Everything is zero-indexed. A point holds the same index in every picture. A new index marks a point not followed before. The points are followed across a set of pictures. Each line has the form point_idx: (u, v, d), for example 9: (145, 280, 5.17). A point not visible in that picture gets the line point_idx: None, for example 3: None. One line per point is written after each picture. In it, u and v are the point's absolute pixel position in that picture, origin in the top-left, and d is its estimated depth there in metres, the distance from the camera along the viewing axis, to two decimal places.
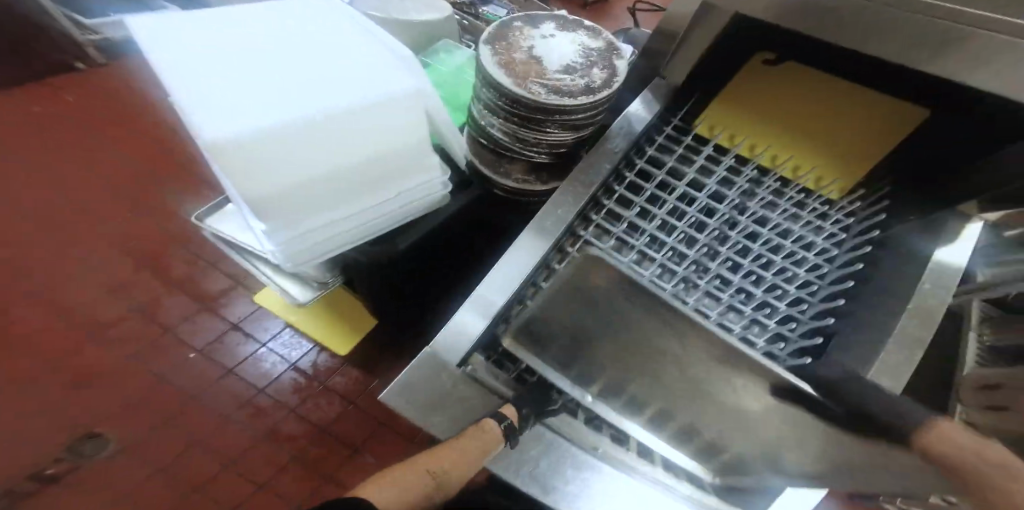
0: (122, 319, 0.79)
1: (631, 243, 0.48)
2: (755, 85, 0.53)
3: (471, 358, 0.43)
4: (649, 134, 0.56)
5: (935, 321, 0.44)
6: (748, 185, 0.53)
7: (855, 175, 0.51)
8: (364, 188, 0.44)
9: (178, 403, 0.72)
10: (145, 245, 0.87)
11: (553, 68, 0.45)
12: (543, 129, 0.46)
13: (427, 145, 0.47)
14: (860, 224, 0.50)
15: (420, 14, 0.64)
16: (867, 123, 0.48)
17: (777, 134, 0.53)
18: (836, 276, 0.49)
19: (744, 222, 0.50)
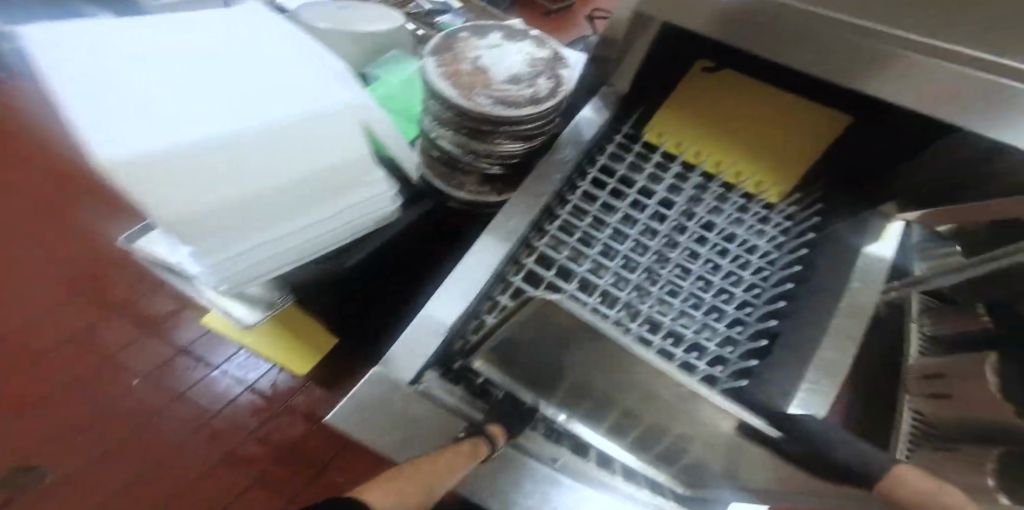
0: (62, 346, 0.77)
1: (585, 253, 0.48)
2: (698, 95, 0.56)
3: (423, 376, 0.41)
4: (601, 143, 0.58)
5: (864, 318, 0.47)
6: (695, 192, 0.55)
7: (792, 179, 0.55)
8: (308, 203, 0.43)
9: (127, 430, 0.73)
10: (85, 268, 0.84)
11: (499, 79, 0.46)
12: (494, 141, 0.48)
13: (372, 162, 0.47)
14: (798, 227, 0.54)
15: (369, 24, 0.65)
16: (807, 132, 0.53)
17: (720, 142, 0.57)
18: (778, 277, 0.51)
19: (692, 228, 0.52)
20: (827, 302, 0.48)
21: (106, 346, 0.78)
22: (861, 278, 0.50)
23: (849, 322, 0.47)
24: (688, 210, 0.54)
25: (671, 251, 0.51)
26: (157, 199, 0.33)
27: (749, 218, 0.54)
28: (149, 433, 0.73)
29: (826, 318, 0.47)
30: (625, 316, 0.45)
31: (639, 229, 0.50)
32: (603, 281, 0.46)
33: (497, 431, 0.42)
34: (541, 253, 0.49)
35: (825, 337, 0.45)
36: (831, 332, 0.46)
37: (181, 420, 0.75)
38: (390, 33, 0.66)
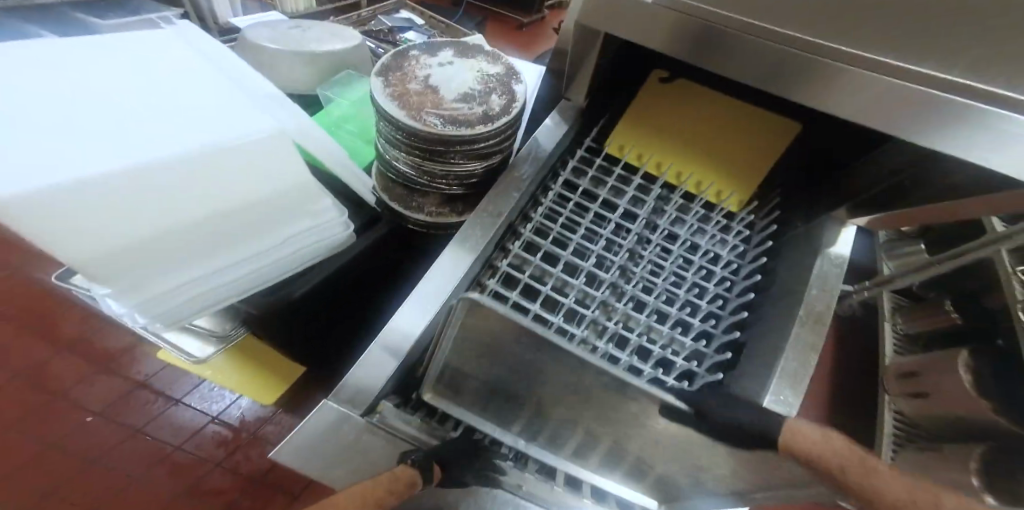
0: (10, 387, 0.74)
1: (549, 272, 0.47)
2: (659, 108, 0.57)
3: (378, 407, 0.40)
4: (562, 157, 0.57)
5: (825, 325, 0.47)
6: (658, 203, 0.55)
7: (752, 188, 0.55)
8: (244, 233, 0.42)
9: (81, 469, 0.70)
10: (34, 304, 0.81)
11: (450, 97, 0.45)
12: (449, 161, 0.47)
13: (314, 188, 0.47)
14: (758, 235, 0.54)
15: (321, 44, 0.65)
16: (765, 140, 0.55)
17: (682, 152, 0.56)
18: (742, 287, 0.51)
19: (655, 240, 0.51)
20: (789, 309, 0.48)
21: (56, 385, 0.75)
22: (822, 284, 0.49)
23: (811, 330, 0.46)
24: (651, 222, 0.53)
25: (635, 266, 0.50)
26: (68, 245, 0.32)
27: (712, 227, 0.53)
28: (108, 471, 0.71)
29: (788, 327, 0.47)
30: (591, 335, 0.44)
31: (602, 244, 0.49)
32: (566, 299, 0.45)
33: (438, 471, 0.38)
34: (505, 273, 0.48)
35: (788, 346, 0.45)
36: (793, 341, 0.45)
37: (142, 457, 0.72)
38: (346, 52, 0.66)
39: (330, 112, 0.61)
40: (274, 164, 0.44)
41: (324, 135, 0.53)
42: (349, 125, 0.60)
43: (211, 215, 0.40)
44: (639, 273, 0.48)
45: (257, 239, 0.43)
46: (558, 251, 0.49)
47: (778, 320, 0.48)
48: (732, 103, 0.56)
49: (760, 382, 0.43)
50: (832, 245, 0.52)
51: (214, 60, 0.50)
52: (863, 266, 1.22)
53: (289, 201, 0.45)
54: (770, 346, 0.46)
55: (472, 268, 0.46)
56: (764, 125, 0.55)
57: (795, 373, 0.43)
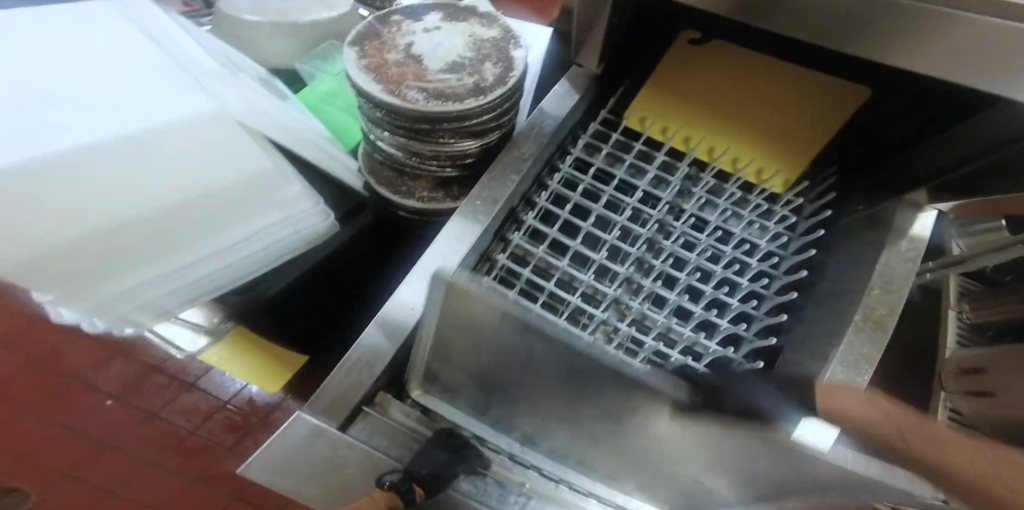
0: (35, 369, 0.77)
1: (553, 266, 0.41)
2: (687, 73, 0.49)
3: (377, 395, 0.39)
4: (573, 132, 0.50)
5: None
6: (684, 184, 0.47)
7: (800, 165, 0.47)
8: (217, 224, 0.42)
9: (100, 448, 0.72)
10: None
11: (435, 68, 0.39)
12: (438, 140, 0.41)
13: (274, 176, 0.45)
14: (806, 221, 0.45)
15: (307, 14, 0.60)
16: (817, 107, 0.46)
17: (718, 126, 0.48)
18: (782, 284, 0.44)
19: (678, 227, 0.43)
20: (841, 312, 0.41)
21: (76, 367, 0.77)
22: (886, 281, 0.40)
23: (867, 339, 0.37)
24: (676, 206, 0.45)
25: (655, 258, 0.43)
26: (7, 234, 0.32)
27: (749, 212, 0.45)
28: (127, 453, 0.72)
29: (838, 333, 0.37)
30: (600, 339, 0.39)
31: (616, 232, 0.42)
32: (571, 300, 0.39)
33: (419, 489, 0.34)
34: (502, 268, 0.42)
35: (835, 359, 0.35)
36: (844, 350, 0.36)
37: (155, 438, 0.73)
38: (332, 22, 0.61)
39: (313, 89, 0.59)
40: (224, 144, 0.42)
41: (297, 118, 0.51)
42: (335, 102, 0.58)
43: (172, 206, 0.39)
44: (658, 266, 0.41)
45: (223, 235, 0.42)
46: (564, 240, 0.42)
47: (827, 322, 0.41)
48: (777, 65, 0.47)
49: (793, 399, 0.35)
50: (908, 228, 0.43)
51: (158, 39, 0.48)
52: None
53: (250, 187, 0.43)
54: (817, 353, 0.38)
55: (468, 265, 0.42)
56: (810, 87, 0.46)
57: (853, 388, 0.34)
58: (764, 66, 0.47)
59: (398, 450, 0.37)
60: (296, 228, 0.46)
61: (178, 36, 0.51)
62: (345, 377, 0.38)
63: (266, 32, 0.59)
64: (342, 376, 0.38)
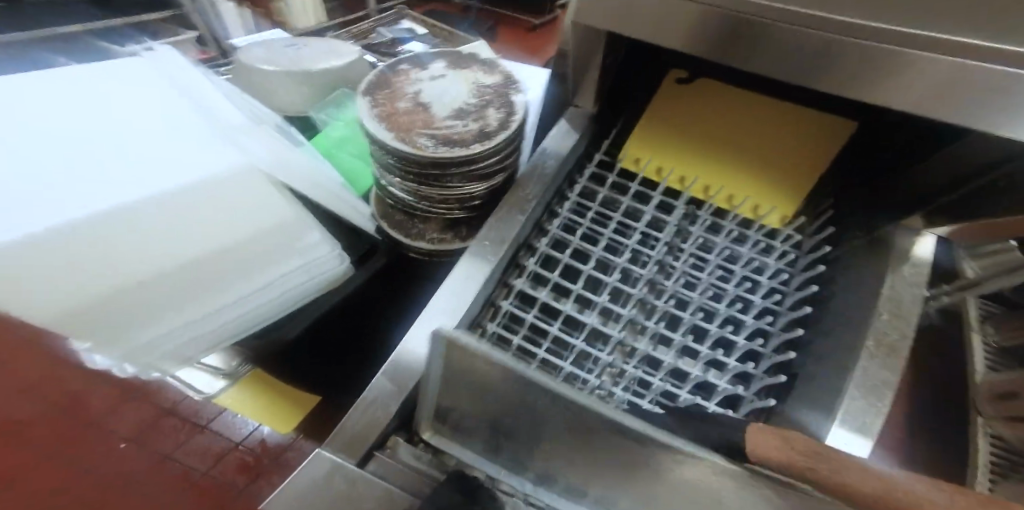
0: None
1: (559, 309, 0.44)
2: (672, 115, 0.53)
3: (389, 439, 0.40)
4: (572, 175, 0.53)
5: (899, 359, 0.40)
6: (679, 225, 0.51)
7: (799, 193, 0.49)
8: (246, 270, 0.46)
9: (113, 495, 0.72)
10: None
11: (442, 115, 0.42)
12: (446, 183, 0.43)
13: (296, 223, 0.50)
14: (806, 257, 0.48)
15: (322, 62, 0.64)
16: (806, 136, 0.49)
17: (710, 164, 0.51)
18: (786, 320, 0.46)
19: (676, 268, 0.47)
20: (852, 339, 0.42)
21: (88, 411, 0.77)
22: (893, 308, 0.43)
23: (882, 364, 0.40)
24: (674, 246, 0.49)
25: (656, 298, 0.46)
26: (64, 282, 0.39)
27: (747, 250, 0.49)
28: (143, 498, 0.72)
29: (852, 361, 0.41)
30: (607, 380, 0.41)
31: (617, 275, 0.45)
32: (577, 341, 0.42)
33: None
34: (508, 311, 0.45)
35: (853, 384, 0.39)
36: (860, 377, 0.39)
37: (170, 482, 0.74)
38: (343, 68, 0.65)
39: (327, 135, 0.62)
40: (247, 196, 0.49)
41: (309, 168, 0.53)
42: (347, 147, 0.61)
43: (199, 255, 0.44)
44: (661, 307, 0.44)
45: (258, 276, 0.46)
46: (567, 284, 0.46)
47: (838, 349, 0.43)
48: (765, 102, 0.50)
49: (814, 429, 0.38)
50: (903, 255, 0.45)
51: (192, 97, 0.55)
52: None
53: (273, 239, 0.48)
54: (835, 382, 0.40)
55: (479, 304, 0.44)
56: (804, 120, 0.49)
57: (875, 410, 0.38)
58: (761, 100, 0.50)
59: (411, 489, 0.37)
60: (312, 274, 0.49)
61: (207, 89, 0.57)
62: (361, 417, 0.40)
63: (280, 80, 0.63)
64: (360, 414, 0.40)
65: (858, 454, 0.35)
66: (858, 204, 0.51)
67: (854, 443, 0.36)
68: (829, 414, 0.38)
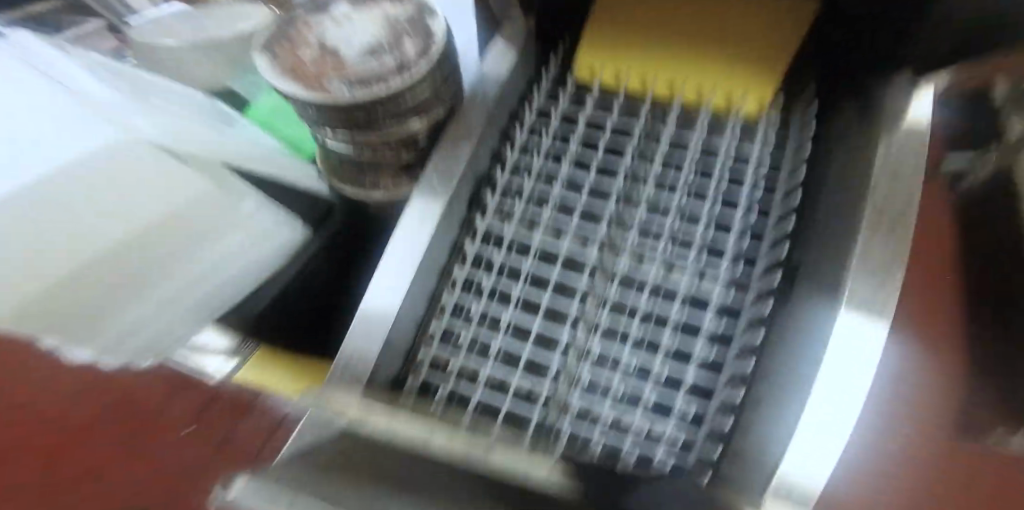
0: None
1: (530, 242, 0.44)
2: (618, 22, 0.51)
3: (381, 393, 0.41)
4: (523, 98, 0.51)
5: (905, 229, 0.38)
6: (647, 129, 0.49)
7: (765, 83, 0.47)
8: (200, 237, 0.41)
9: None
10: None
11: (353, 57, 0.39)
12: (378, 126, 0.41)
13: (237, 185, 0.43)
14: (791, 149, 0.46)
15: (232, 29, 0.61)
16: (776, 22, 0.47)
17: (668, 65, 0.49)
18: (780, 213, 0.45)
19: (650, 176, 0.46)
20: (851, 216, 0.39)
21: None
22: (893, 176, 0.39)
23: (884, 239, 0.37)
24: (645, 152, 0.47)
25: (632, 212, 0.45)
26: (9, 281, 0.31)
27: (725, 146, 0.47)
28: None
29: (852, 239, 0.38)
30: (591, 305, 0.42)
31: (587, 195, 0.45)
32: (552, 273, 0.43)
33: None
34: (477, 254, 0.45)
35: (854, 266, 0.37)
36: (861, 259, 0.37)
37: None
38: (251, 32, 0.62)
39: (258, 108, 0.59)
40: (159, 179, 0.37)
41: (248, 139, 0.47)
42: (282, 115, 0.58)
43: (142, 231, 0.37)
44: (635, 221, 0.44)
45: (218, 242, 0.42)
46: (534, 213, 0.45)
47: (834, 233, 0.40)
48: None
49: (816, 325, 0.37)
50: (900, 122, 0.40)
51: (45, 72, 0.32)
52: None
53: (220, 204, 0.41)
54: (836, 267, 0.38)
55: (442, 248, 0.44)
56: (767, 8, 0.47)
57: (883, 291, 0.36)
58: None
59: None
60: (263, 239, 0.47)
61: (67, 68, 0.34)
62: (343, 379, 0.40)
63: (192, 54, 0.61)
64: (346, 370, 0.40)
65: (861, 339, 0.35)
66: (834, 81, 0.49)
67: (860, 326, 0.35)
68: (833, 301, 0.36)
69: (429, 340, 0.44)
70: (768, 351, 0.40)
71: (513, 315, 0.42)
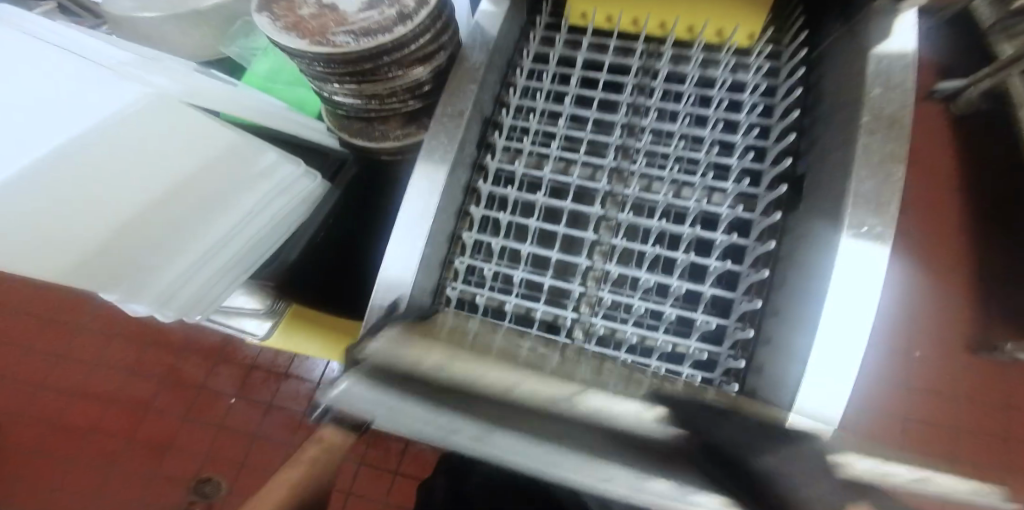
0: (148, 410, 0.92)
1: (541, 177, 0.46)
2: None
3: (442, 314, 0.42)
4: (520, 44, 0.53)
5: (901, 124, 0.39)
6: (644, 62, 0.50)
7: (752, 15, 0.48)
8: (223, 198, 0.44)
9: (245, 440, 0.89)
10: (127, 352, 0.95)
11: (353, 10, 0.41)
12: (384, 76, 0.43)
13: (251, 150, 0.46)
14: (784, 68, 0.48)
15: None
16: None
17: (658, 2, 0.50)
18: (780, 129, 0.46)
19: (651, 105, 0.47)
20: (849, 120, 0.40)
21: (186, 397, 0.92)
22: (883, 80, 0.40)
23: (885, 137, 0.39)
24: (643, 86, 0.49)
25: (636, 141, 0.47)
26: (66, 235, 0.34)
27: (722, 71, 0.48)
28: (270, 436, 0.89)
29: (853, 140, 0.40)
30: (605, 230, 0.45)
31: (592, 129, 0.47)
32: (565, 202, 0.45)
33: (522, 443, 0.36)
34: (491, 194, 0.47)
35: (858, 165, 0.38)
36: (863, 156, 0.39)
37: (282, 424, 0.89)
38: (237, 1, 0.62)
39: (257, 72, 0.61)
40: (179, 131, 0.40)
41: (259, 98, 0.51)
42: (284, 77, 0.60)
43: (180, 181, 0.41)
44: (640, 148, 0.46)
45: (239, 202, 0.46)
46: (543, 150, 0.47)
47: (832, 142, 0.41)
48: None
49: (823, 225, 0.39)
50: (884, 36, 0.42)
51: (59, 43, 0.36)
52: (921, 60, 1.01)
53: (238, 163, 0.45)
54: (838, 168, 0.40)
55: (458, 190, 0.46)
56: None
57: (888, 184, 0.38)
58: None
59: None
60: (288, 193, 0.49)
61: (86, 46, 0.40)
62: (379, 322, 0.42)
63: (176, 26, 0.61)
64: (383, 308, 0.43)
65: (870, 259, 0.37)
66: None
67: (864, 246, 0.37)
68: (838, 200, 0.38)
69: (454, 279, 0.47)
70: (777, 257, 0.43)
71: (532, 247, 0.44)
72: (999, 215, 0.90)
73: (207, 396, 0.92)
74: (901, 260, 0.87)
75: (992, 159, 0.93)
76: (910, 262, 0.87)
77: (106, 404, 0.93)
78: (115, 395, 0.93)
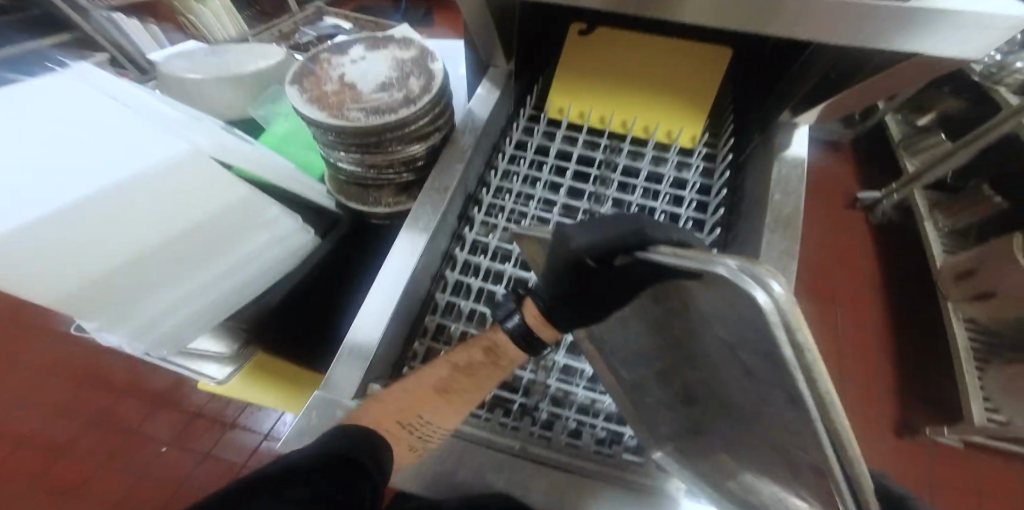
0: (68, 453, 0.86)
1: (512, 250, 0.52)
2: (575, 70, 0.61)
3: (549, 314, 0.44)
4: (505, 130, 0.62)
5: (797, 223, 0.48)
6: (607, 156, 0.59)
7: (694, 123, 0.59)
8: (217, 244, 0.48)
9: (168, 492, 0.82)
10: (63, 387, 0.91)
11: (369, 91, 0.48)
12: (386, 149, 0.50)
13: (262, 206, 0.50)
14: (718, 172, 0.58)
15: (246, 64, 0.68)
16: (700, 76, 0.58)
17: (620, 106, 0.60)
18: (713, 223, 0.55)
19: (608, 194, 0.56)
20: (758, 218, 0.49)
21: (114, 440, 0.87)
22: (784, 187, 0.50)
23: (783, 234, 0.47)
24: (604, 177, 0.58)
25: None
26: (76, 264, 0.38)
27: (668, 171, 0.58)
28: (196, 490, 0.83)
29: (759, 235, 0.48)
30: None
31: (559, 211, 0.54)
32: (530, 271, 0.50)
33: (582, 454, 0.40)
34: (466, 261, 0.53)
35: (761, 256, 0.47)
36: (766, 248, 0.47)
37: (213, 476, 0.84)
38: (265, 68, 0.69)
39: (273, 133, 0.67)
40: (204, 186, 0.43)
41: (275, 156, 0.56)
42: (294, 140, 0.66)
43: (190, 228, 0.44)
44: None
45: (232, 248, 0.49)
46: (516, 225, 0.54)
47: (750, 235, 0.50)
48: (661, 54, 0.59)
49: None
50: (786, 150, 0.52)
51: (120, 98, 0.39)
52: (840, 169, 1.17)
53: (247, 214, 0.48)
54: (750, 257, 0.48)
55: (436, 253, 0.51)
56: (699, 61, 0.58)
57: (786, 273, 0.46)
58: (660, 51, 0.59)
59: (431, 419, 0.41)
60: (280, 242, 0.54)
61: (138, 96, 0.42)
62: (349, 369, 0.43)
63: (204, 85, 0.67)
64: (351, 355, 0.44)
65: None
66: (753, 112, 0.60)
67: None
68: None
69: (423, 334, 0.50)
70: None
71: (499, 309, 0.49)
72: (909, 308, 1.02)
73: (140, 439, 0.87)
74: (824, 343, 0.97)
75: (903, 260, 1.07)
76: (833, 347, 0.97)
77: (23, 445, 0.86)
78: (37, 433, 0.87)
